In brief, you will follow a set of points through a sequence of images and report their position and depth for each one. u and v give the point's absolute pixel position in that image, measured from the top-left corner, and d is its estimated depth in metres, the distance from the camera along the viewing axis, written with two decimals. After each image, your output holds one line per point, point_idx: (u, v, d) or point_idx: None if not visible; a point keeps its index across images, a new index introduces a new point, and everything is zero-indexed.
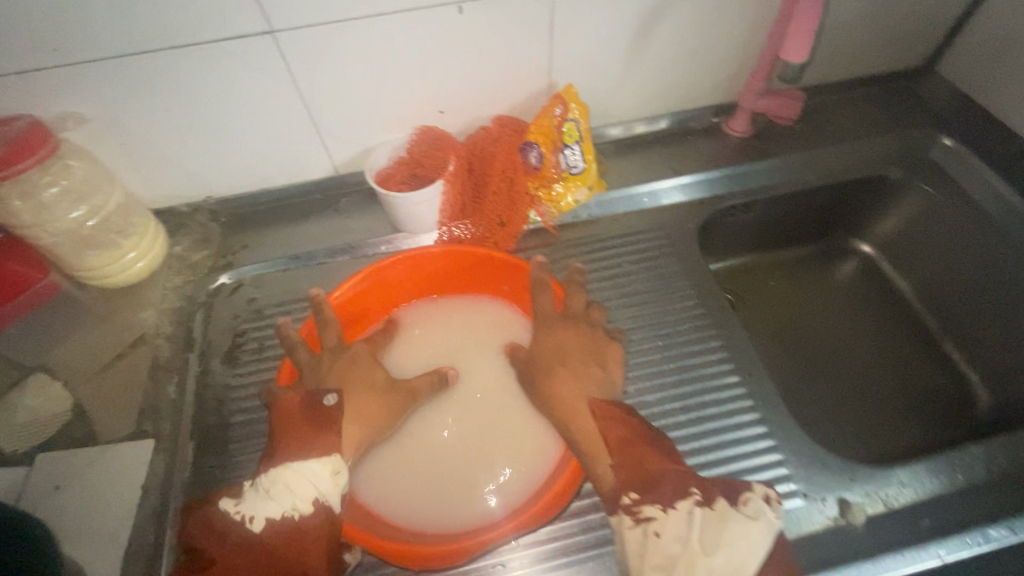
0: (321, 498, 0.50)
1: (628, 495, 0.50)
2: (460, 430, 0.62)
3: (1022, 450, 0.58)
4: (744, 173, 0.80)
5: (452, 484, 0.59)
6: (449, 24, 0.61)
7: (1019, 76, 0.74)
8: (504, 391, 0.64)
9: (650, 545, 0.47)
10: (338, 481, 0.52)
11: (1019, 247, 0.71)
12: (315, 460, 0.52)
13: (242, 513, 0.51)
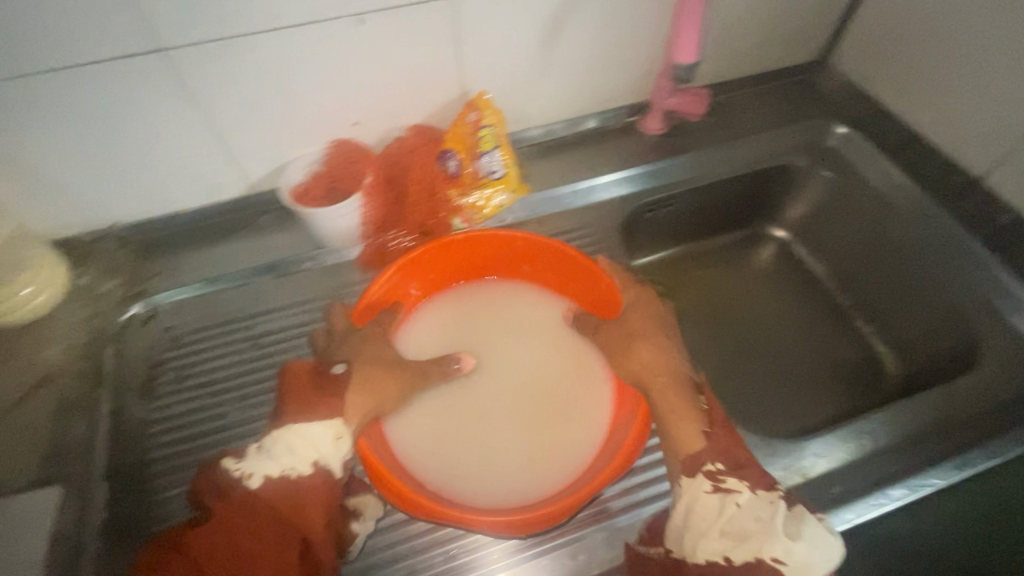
0: (321, 461, 0.55)
1: (709, 463, 0.53)
2: (529, 402, 0.67)
3: (922, 412, 0.62)
4: (661, 169, 0.83)
5: (531, 452, 0.63)
6: (352, 36, 0.61)
7: (899, 67, 0.80)
8: (559, 363, 0.69)
9: (728, 512, 0.50)
10: (338, 445, 0.56)
11: (909, 224, 0.77)
12: (317, 425, 0.56)
13: (241, 471, 0.55)
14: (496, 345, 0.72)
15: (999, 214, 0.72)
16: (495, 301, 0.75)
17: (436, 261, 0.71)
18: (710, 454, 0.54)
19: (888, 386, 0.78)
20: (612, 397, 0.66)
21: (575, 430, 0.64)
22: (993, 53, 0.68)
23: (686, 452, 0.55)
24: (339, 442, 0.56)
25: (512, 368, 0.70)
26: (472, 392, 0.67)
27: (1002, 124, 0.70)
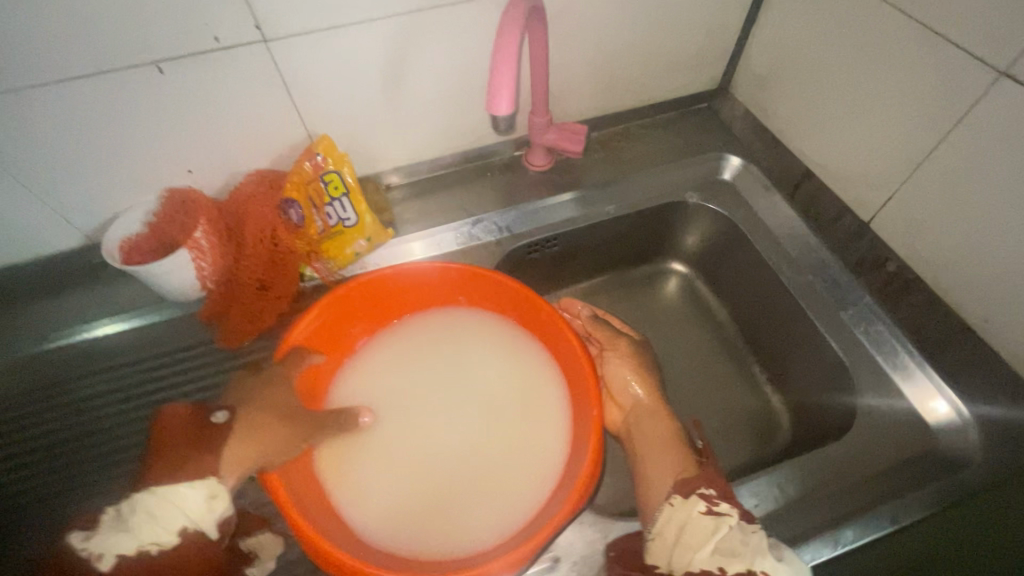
0: (190, 527, 0.49)
1: (704, 489, 0.56)
2: (466, 440, 0.63)
3: (792, 487, 0.56)
4: (543, 209, 0.77)
5: (468, 494, 0.60)
6: (157, 85, 0.56)
7: (791, 98, 0.75)
8: (503, 399, 0.66)
9: (721, 533, 0.52)
10: (212, 505, 0.50)
11: (799, 266, 0.71)
12: (187, 486, 0.50)
13: (88, 551, 0.47)
14: (448, 383, 0.68)
15: (887, 262, 0.67)
16: (449, 336, 0.71)
17: (384, 294, 0.67)
18: (676, 485, 0.57)
19: (779, 442, 0.72)
20: (565, 433, 0.63)
21: (528, 473, 0.61)
22: (873, 90, 0.63)
23: (682, 476, 0.58)
24: (214, 504, 0.50)
25: (464, 404, 0.66)
26: (422, 432, 0.64)
27: (886, 165, 0.64)
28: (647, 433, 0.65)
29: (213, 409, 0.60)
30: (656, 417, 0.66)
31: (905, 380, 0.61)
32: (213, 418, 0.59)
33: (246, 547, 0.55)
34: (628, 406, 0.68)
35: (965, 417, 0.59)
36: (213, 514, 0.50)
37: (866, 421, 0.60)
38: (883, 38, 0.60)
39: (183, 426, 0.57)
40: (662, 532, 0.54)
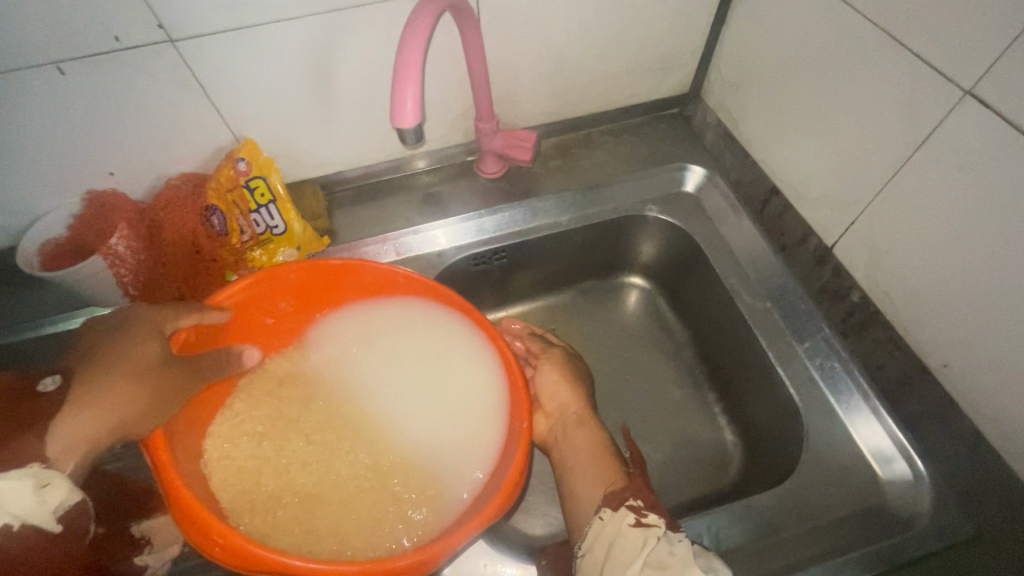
0: (16, 524, 0.43)
1: (631, 500, 0.53)
2: (388, 445, 0.60)
3: (726, 539, 0.52)
4: (491, 219, 0.72)
5: (383, 503, 0.56)
6: (59, 86, 0.52)
7: (760, 108, 0.69)
8: (433, 405, 0.62)
9: (648, 545, 0.48)
10: (42, 496, 0.44)
11: (759, 292, 0.65)
12: (0, 482, 0.42)
13: None
14: (357, 386, 0.63)
15: (850, 292, 0.62)
16: (358, 338, 0.66)
17: (296, 287, 0.63)
18: (607, 496, 0.54)
19: (727, 477, 0.68)
20: (495, 441, 0.59)
21: (440, 483, 0.57)
22: (841, 104, 0.57)
23: (610, 489, 0.55)
24: (43, 494, 0.44)
25: (375, 408, 0.62)
26: (326, 436, 0.60)
27: (852, 188, 0.58)
28: (575, 443, 0.62)
29: (45, 379, 0.56)
30: (584, 424, 0.63)
31: (860, 432, 0.57)
32: (40, 387, 0.55)
33: (136, 531, 0.55)
34: (555, 414, 0.66)
35: (920, 472, 0.54)
36: (45, 506, 0.44)
37: (812, 467, 0.55)
38: (852, 48, 0.54)
39: (3, 401, 0.52)
40: (592, 548, 0.51)
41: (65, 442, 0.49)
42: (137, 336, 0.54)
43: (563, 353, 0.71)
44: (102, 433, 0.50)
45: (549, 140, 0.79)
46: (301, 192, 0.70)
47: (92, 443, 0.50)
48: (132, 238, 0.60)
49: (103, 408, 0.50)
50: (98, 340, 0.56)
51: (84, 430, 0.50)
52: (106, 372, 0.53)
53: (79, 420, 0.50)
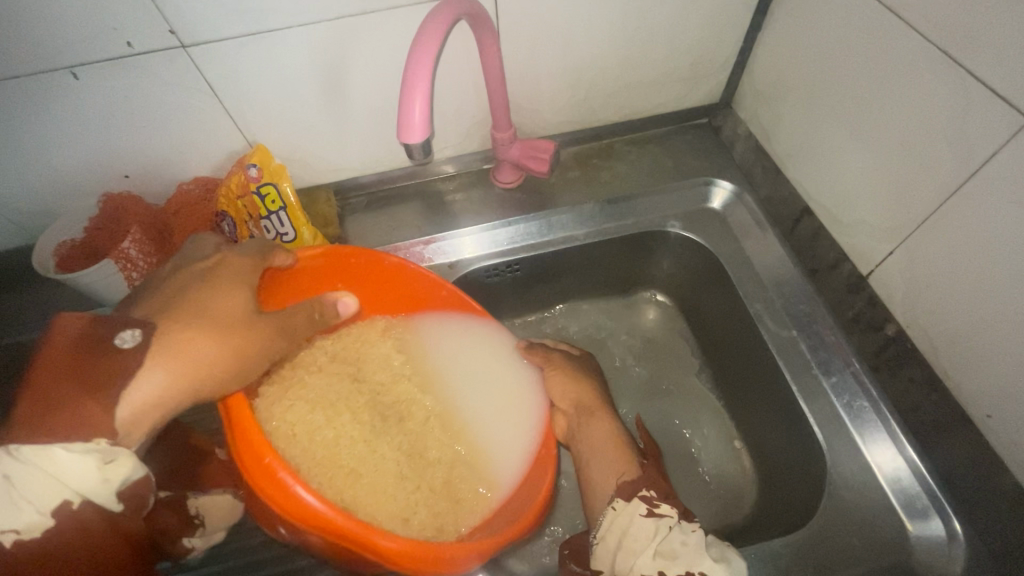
0: (76, 501, 0.38)
1: (644, 491, 0.53)
2: (429, 438, 0.61)
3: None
4: (505, 231, 0.70)
5: (422, 491, 0.56)
6: (72, 91, 0.52)
7: (794, 123, 0.65)
8: (477, 406, 0.64)
9: (662, 536, 0.49)
10: (105, 473, 0.39)
11: (786, 319, 0.62)
12: (67, 448, 0.38)
13: None
14: (411, 377, 0.64)
15: (885, 325, 0.58)
16: (411, 339, 0.66)
17: (351, 280, 0.62)
18: (618, 488, 0.53)
19: (740, 512, 0.64)
20: (528, 449, 0.59)
21: (473, 484, 0.57)
22: (885, 125, 0.53)
23: (623, 480, 0.54)
24: (107, 472, 0.39)
25: (424, 402, 0.63)
26: (376, 419, 0.59)
27: (893, 215, 0.54)
28: (590, 436, 0.59)
29: (117, 328, 0.43)
30: (598, 419, 0.60)
31: (890, 480, 0.53)
32: (116, 341, 0.42)
33: (192, 506, 0.52)
34: (569, 411, 0.61)
35: (955, 531, 0.50)
36: (107, 486, 0.39)
37: (832, 514, 0.51)
38: (901, 67, 0.49)
39: (73, 355, 0.41)
40: (605, 537, 0.51)
41: (140, 401, 0.42)
42: (231, 290, 0.48)
43: (563, 356, 0.66)
44: (171, 397, 0.43)
45: (569, 150, 0.76)
46: (315, 198, 0.70)
47: (161, 412, 0.43)
48: (145, 241, 0.61)
49: (184, 368, 0.43)
50: (180, 278, 0.48)
51: (159, 394, 0.42)
52: (189, 321, 0.45)
53: (162, 378, 0.42)
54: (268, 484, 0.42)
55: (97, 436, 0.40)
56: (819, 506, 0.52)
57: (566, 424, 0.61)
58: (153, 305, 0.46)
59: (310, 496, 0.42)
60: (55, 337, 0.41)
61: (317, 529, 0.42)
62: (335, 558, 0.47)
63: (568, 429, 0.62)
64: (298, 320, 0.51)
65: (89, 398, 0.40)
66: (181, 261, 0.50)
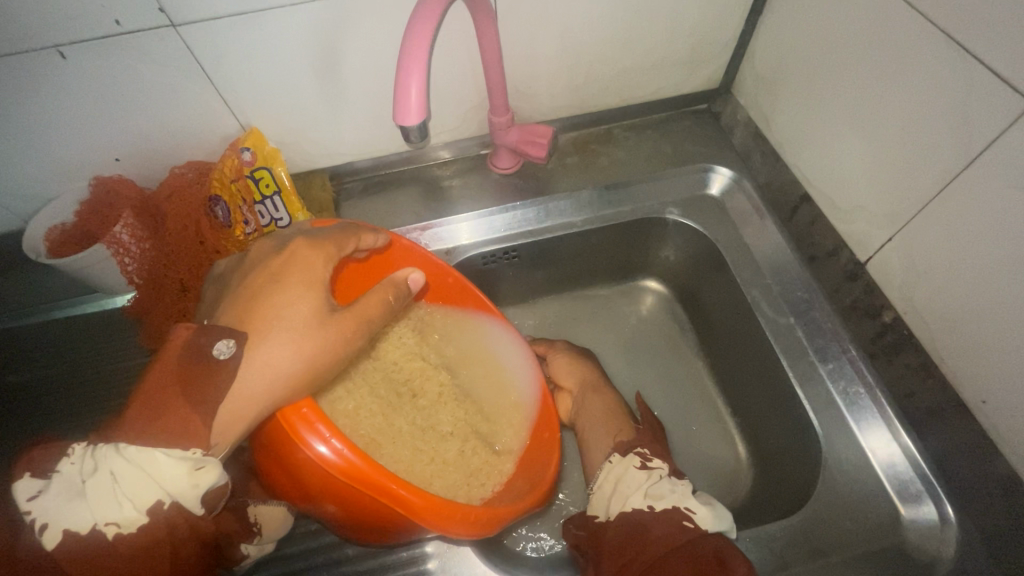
0: (167, 502, 0.39)
1: (639, 448, 0.59)
2: (444, 413, 0.61)
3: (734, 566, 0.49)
4: (502, 217, 0.69)
5: (435, 460, 0.56)
6: (62, 73, 0.51)
7: (794, 109, 0.64)
8: (495, 387, 0.64)
9: (652, 482, 0.54)
10: (195, 479, 0.40)
11: (783, 305, 0.62)
12: (164, 454, 0.39)
13: (31, 516, 0.37)
14: (426, 356, 0.64)
15: (882, 311, 0.58)
16: (434, 323, 0.65)
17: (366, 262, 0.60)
18: (616, 445, 0.60)
19: (736, 496, 0.64)
20: (530, 422, 0.60)
21: (485, 458, 0.58)
22: (886, 109, 0.52)
23: (619, 440, 0.61)
24: (196, 477, 0.40)
25: (437, 380, 0.63)
26: (391, 394, 0.60)
27: (893, 201, 0.54)
28: (592, 409, 0.65)
29: (212, 338, 0.43)
30: (600, 394, 0.66)
31: (885, 465, 0.53)
32: (215, 352, 0.42)
33: (251, 514, 0.51)
34: (574, 388, 0.68)
35: (949, 516, 0.50)
36: (196, 491, 0.40)
37: (827, 499, 0.52)
38: (903, 50, 0.49)
39: (179, 367, 0.42)
40: (601, 486, 0.57)
41: (227, 423, 0.42)
42: (302, 290, 0.47)
43: (566, 345, 0.73)
44: (259, 405, 0.42)
45: (568, 135, 0.75)
46: (311, 182, 0.69)
47: (247, 423, 0.42)
48: (137, 226, 0.60)
49: (268, 374, 0.43)
50: (256, 279, 0.47)
51: (238, 408, 0.42)
52: (269, 328, 0.45)
53: (251, 386, 0.42)
54: (300, 431, 0.42)
55: (194, 446, 0.40)
56: (814, 491, 0.53)
57: (571, 403, 0.67)
58: (234, 311, 0.46)
59: (340, 447, 0.43)
60: (167, 346, 0.43)
61: (343, 481, 0.43)
62: (349, 520, 0.47)
63: (573, 407, 0.67)
64: (365, 313, 0.49)
65: (190, 411, 0.41)
66: (257, 257, 0.50)
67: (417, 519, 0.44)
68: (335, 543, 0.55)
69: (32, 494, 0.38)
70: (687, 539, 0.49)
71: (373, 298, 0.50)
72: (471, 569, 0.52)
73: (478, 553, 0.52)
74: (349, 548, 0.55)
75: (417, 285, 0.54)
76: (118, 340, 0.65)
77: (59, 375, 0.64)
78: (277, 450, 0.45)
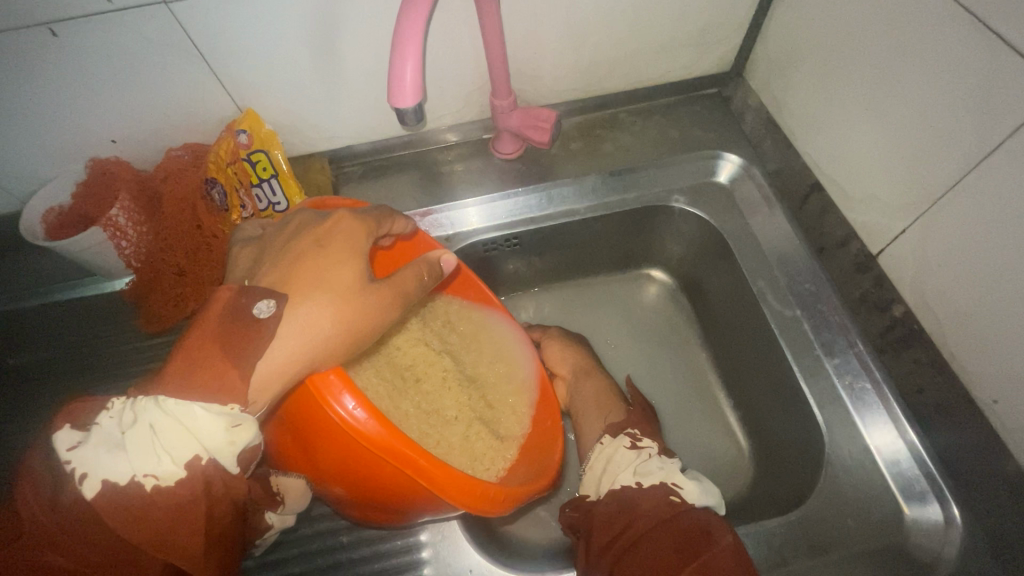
0: (204, 458, 0.39)
1: (629, 428, 0.60)
2: (452, 399, 0.59)
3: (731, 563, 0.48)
4: (504, 204, 0.68)
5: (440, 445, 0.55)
6: (53, 50, 0.50)
7: (807, 94, 0.62)
8: (500, 376, 0.63)
9: (642, 461, 0.55)
10: (233, 436, 0.40)
11: (789, 297, 0.60)
12: (202, 409, 0.39)
13: (71, 466, 0.37)
14: (429, 342, 0.62)
15: (892, 306, 0.56)
16: (437, 312, 0.64)
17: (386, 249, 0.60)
18: (607, 427, 0.61)
19: (736, 490, 0.63)
20: (535, 407, 0.60)
21: (489, 443, 0.57)
22: (905, 93, 0.50)
23: (610, 421, 0.62)
24: (234, 435, 0.40)
25: (440, 366, 0.61)
26: (396, 377, 0.58)
27: (908, 191, 0.52)
28: (586, 394, 0.65)
29: (253, 297, 0.43)
30: (593, 378, 0.66)
31: (888, 462, 0.52)
32: (255, 311, 0.42)
33: (273, 484, 0.49)
34: (568, 375, 0.67)
35: (953, 517, 0.49)
36: (234, 448, 0.40)
37: (829, 495, 0.51)
38: (926, 31, 0.46)
39: (219, 324, 0.41)
40: (593, 465, 0.58)
41: (263, 385, 0.42)
42: (344, 258, 0.46)
43: (559, 332, 0.72)
44: (293, 368, 0.42)
45: (572, 120, 0.73)
46: (310, 167, 0.68)
47: (284, 383, 0.42)
48: (133, 209, 0.59)
49: (306, 338, 0.43)
50: (299, 242, 0.47)
51: (271, 371, 0.42)
52: (311, 289, 0.44)
53: (290, 346, 0.42)
54: (325, 392, 0.42)
55: (231, 401, 0.40)
56: (815, 488, 0.52)
57: (566, 389, 0.67)
58: (275, 273, 0.45)
59: (365, 413, 0.43)
60: (210, 304, 0.42)
61: (366, 448, 0.43)
62: (362, 490, 0.47)
63: (568, 393, 0.67)
64: (401, 288, 0.47)
65: (230, 365, 0.40)
66: (295, 225, 0.49)
67: (436, 491, 0.44)
68: (329, 530, 0.55)
69: (72, 445, 0.38)
70: (674, 512, 0.49)
71: (409, 272, 0.49)
72: (466, 558, 0.52)
73: (472, 543, 0.52)
74: (342, 536, 0.55)
75: (449, 267, 0.52)
76: (117, 323, 0.65)
77: (61, 356, 0.64)
78: (297, 414, 0.45)
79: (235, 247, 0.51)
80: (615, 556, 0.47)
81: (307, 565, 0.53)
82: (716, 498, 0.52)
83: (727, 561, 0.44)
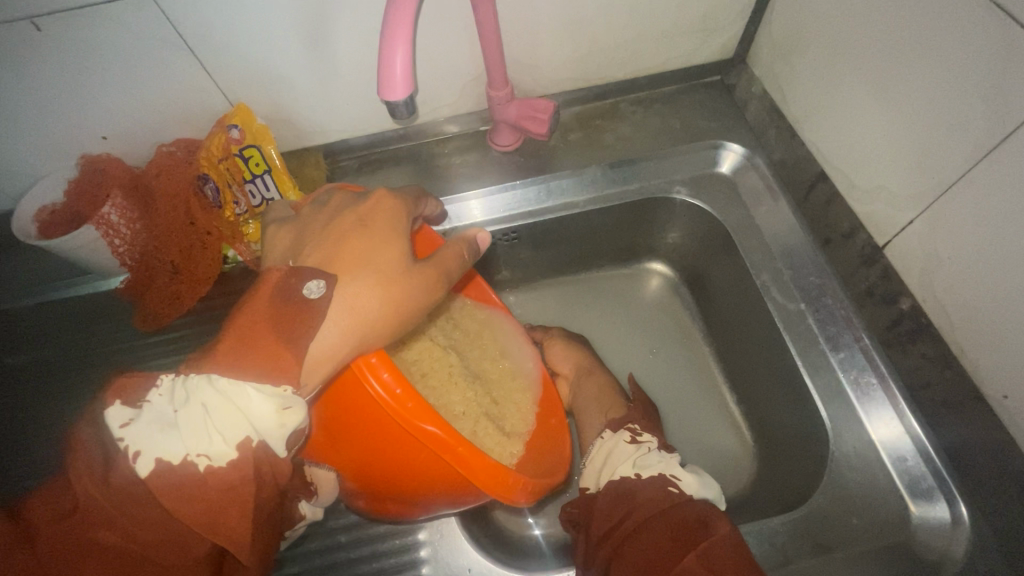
0: (254, 440, 0.38)
1: (630, 423, 0.59)
2: (456, 395, 0.56)
3: None
4: (503, 197, 0.67)
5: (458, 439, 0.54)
6: (37, 45, 0.49)
7: (813, 82, 0.60)
8: (504, 374, 0.62)
9: (640, 455, 0.54)
10: (283, 419, 0.39)
11: (793, 289, 0.59)
12: (255, 389, 0.38)
13: (124, 444, 0.36)
14: (434, 337, 0.60)
15: (900, 299, 0.54)
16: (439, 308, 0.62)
17: None
18: (608, 423, 0.61)
19: (739, 485, 0.62)
20: (540, 402, 0.61)
21: (496, 439, 0.55)
22: (914, 80, 0.48)
23: (610, 418, 0.61)
24: (284, 418, 0.39)
25: (447, 362, 0.58)
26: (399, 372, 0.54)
27: (915, 181, 0.50)
28: (588, 393, 0.65)
29: (303, 277, 0.42)
30: (594, 377, 0.66)
31: (894, 457, 0.51)
32: (306, 292, 0.41)
33: (306, 472, 0.49)
34: (570, 374, 0.67)
35: (961, 515, 0.48)
36: (284, 431, 0.39)
37: (832, 493, 0.50)
38: (937, 14, 0.44)
39: (271, 304, 0.41)
40: (593, 459, 0.57)
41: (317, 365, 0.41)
42: (387, 235, 0.45)
43: (562, 336, 0.70)
44: (342, 352, 0.41)
45: (571, 110, 0.72)
46: (304, 161, 0.67)
47: (337, 361, 0.41)
48: (127, 207, 0.58)
49: (355, 317, 0.42)
50: (342, 221, 0.45)
51: (331, 351, 0.41)
52: (359, 268, 0.43)
53: (341, 326, 0.41)
54: (365, 377, 0.42)
55: (284, 383, 0.39)
56: (818, 486, 0.51)
57: (568, 388, 0.67)
58: (319, 253, 0.44)
59: (405, 396, 0.42)
60: (262, 287, 0.42)
61: (402, 428, 0.43)
62: (395, 475, 0.46)
63: (570, 393, 0.67)
64: (445, 266, 0.46)
65: (283, 346, 0.39)
66: (333, 206, 0.48)
67: (473, 480, 0.44)
68: (327, 529, 0.55)
69: (123, 422, 0.37)
70: (671, 502, 0.49)
71: (449, 251, 0.47)
72: (465, 557, 0.51)
73: (468, 539, 0.52)
74: (340, 535, 0.55)
75: (485, 244, 0.51)
76: (113, 322, 0.65)
77: (62, 354, 0.64)
78: (328, 390, 0.44)
79: (269, 228, 0.49)
80: (615, 545, 0.47)
81: (304, 565, 0.53)
82: (716, 494, 0.51)
83: (722, 551, 0.43)
